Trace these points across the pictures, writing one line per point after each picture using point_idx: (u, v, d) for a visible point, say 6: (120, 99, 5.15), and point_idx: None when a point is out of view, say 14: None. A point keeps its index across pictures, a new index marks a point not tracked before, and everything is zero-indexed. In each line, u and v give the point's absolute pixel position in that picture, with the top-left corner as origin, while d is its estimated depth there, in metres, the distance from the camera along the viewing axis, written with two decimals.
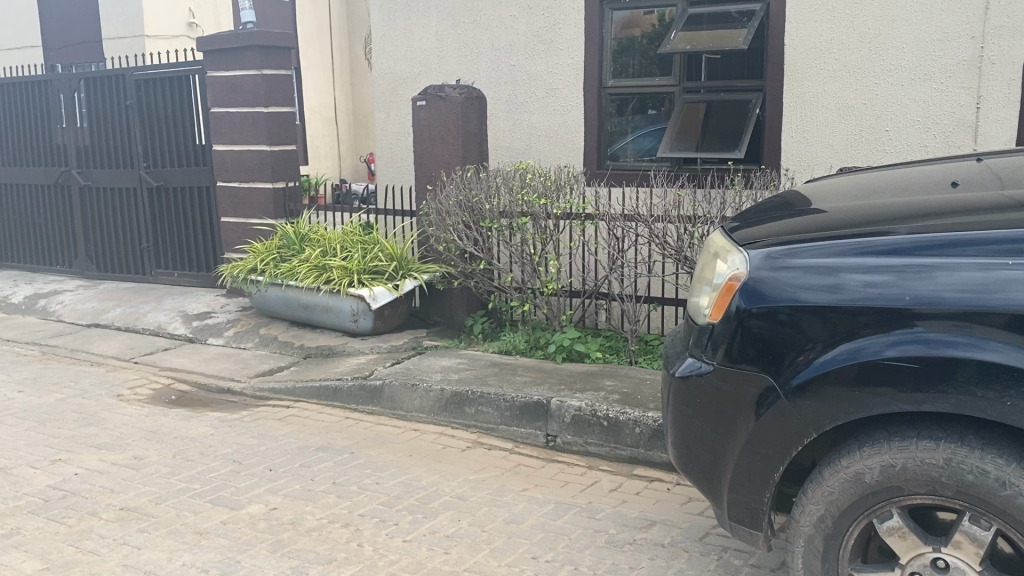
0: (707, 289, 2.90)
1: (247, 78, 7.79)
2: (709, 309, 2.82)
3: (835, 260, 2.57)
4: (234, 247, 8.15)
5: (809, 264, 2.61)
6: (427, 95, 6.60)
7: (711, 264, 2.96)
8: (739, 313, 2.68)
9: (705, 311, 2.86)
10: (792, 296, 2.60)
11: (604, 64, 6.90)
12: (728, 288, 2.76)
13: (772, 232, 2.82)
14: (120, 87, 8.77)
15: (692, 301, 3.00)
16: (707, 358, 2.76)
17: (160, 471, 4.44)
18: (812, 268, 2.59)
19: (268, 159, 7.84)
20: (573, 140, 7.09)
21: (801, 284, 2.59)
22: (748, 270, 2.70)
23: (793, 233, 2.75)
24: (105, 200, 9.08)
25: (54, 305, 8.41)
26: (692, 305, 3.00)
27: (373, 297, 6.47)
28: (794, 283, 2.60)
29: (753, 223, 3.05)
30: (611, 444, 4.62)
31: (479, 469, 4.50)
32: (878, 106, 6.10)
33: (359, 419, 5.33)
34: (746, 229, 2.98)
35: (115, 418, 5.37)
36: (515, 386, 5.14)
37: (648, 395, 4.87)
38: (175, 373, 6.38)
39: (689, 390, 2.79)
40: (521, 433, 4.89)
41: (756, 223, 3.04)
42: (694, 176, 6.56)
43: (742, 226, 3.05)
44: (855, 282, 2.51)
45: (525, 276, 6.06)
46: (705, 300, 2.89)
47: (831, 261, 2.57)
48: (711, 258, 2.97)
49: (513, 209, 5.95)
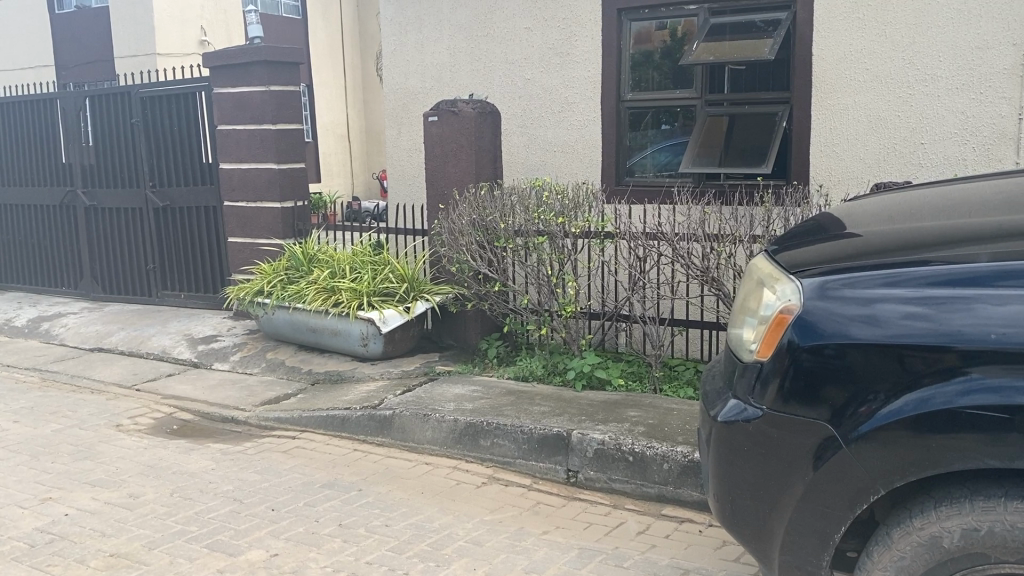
0: (753, 322, 2.59)
1: (255, 95, 7.58)
2: (757, 346, 2.51)
3: (896, 290, 2.27)
4: (241, 268, 7.91)
5: (863, 292, 2.31)
6: (439, 110, 6.35)
7: (755, 295, 2.64)
8: (793, 348, 2.36)
9: (752, 348, 2.54)
10: (849, 329, 2.30)
11: (622, 76, 6.62)
12: (778, 322, 2.44)
13: (828, 254, 2.52)
14: (126, 104, 8.57)
15: (735, 335, 2.69)
16: (755, 402, 2.44)
17: (155, 511, 4.16)
18: (867, 299, 2.30)
19: (276, 178, 7.61)
20: (591, 156, 6.81)
21: (854, 315, 2.29)
22: (800, 302, 2.39)
23: (852, 256, 2.44)
24: (111, 220, 8.87)
25: (57, 329, 8.18)
26: (735, 342, 2.69)
27: (383, 320, 6.20)
28: (851, 316, 2.30)
29: (801, 243, 2.76)
30: (637, 480, 4.31)
31: (496, 509, 4.20)
32: (912, 117, 5.79)
33: (368, 451, 5.04)
34: (795, 251, 2.66)
35: (111, 451, 5.10)
36: (533, 416, 4.83)
37: (675, 427, 4.56)
38: (177, 402, 6.11)
39: (733, 437, 2.48)
40: (540, 467, 4.58)
41: (804, 243, 2.74)
42: (720, 191, 6.26)
43: (789, 247, 2.75)
44: (915, 316, 2.21)
45: (542, 297, 5.77)
46: (751, 334, 2.58)
47: (891, 291, 2.27)
48: (756, 287, 2.66)
49: (529, 228, 5.68)
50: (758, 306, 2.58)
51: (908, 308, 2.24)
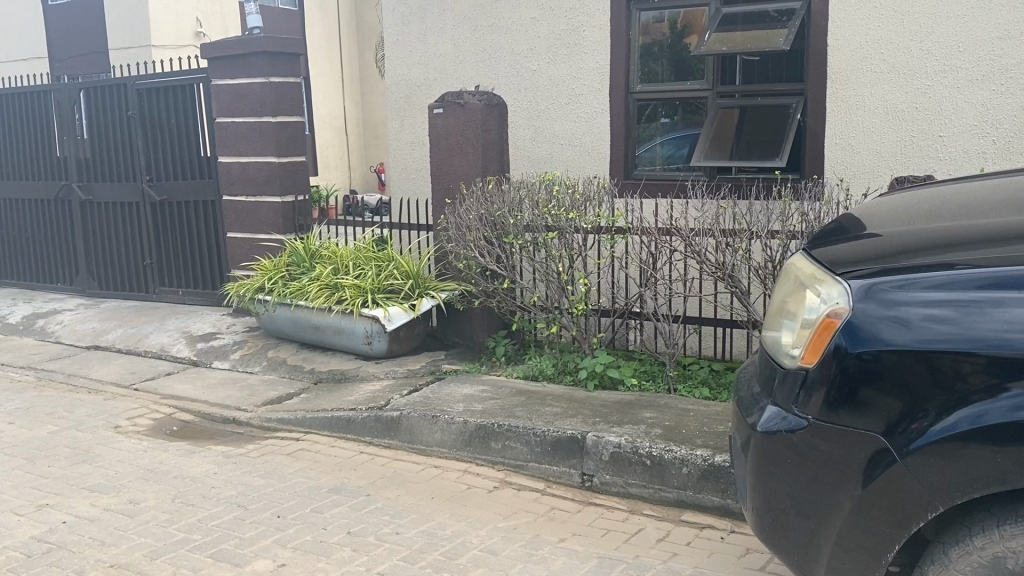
0: (795, 326, 2.44)
1: (254, 87, 7.41)
2: (801, 352, 2.36)
3: (949, 293, 2.13)
4: (241, 264, 7.75)
5: (902, 294, 2.18)
6: (444, 102, 6.18)
7: (797, 297, 2.49)
8: (842, 353, 2.22)
9: (795, 354, 2.39)
10: (878, 331, 2.18)
11: (631, 68, 6.48)
12: (824, 326, 2.29)
13: (875, 252, 2.36)
14: (122, 96, 8.38)
15: (775, 340, 2.54)
16: (799, 411, 2.30)
17: (157, 518, 4.01)
18: (903, 300, 2.17)
19: (276, 171, 7.44)
20: (599, 149, 6.66)
21: (888, 317, 2.17)
22: (850, 305, 2.24)
23: (904, 255, 2.29)
24: (107, 215, 8.70)
25: (53, 326, 8.01)
26: (775, 346, 2.53)
27: (388, 318, 6.05)
28: (878, 317, 2.18)
29: (842, 240, 2.60)
30: (655, 485, 4.18)
31: (510, 514, 4.07)
32: (930, 109, 5.64)
33: (375, 454, 4.89)
34: (837, 249, 2.51)
35: (110, 454, 4.95)
36: (545, 418, 4.69)
37: (694, 429, 4.42)
38: (177, 402, 5.96)
39: (775, 449, 2.34)
40: (554, 471, 4.44)
41: (846, 240, 2.59)
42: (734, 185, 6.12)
43: (831, 245, 2.59)
44: (966, 321, 2.09)
45: (552, 294, 5.62)
46: (793, 339, 2.43)
47: (943, 294, 2.13)
48: (797, 289, 2.51)
49: (538, 223, 5.53)
50: (801, 309, 2.43)
51: (958, 313, 2.11)
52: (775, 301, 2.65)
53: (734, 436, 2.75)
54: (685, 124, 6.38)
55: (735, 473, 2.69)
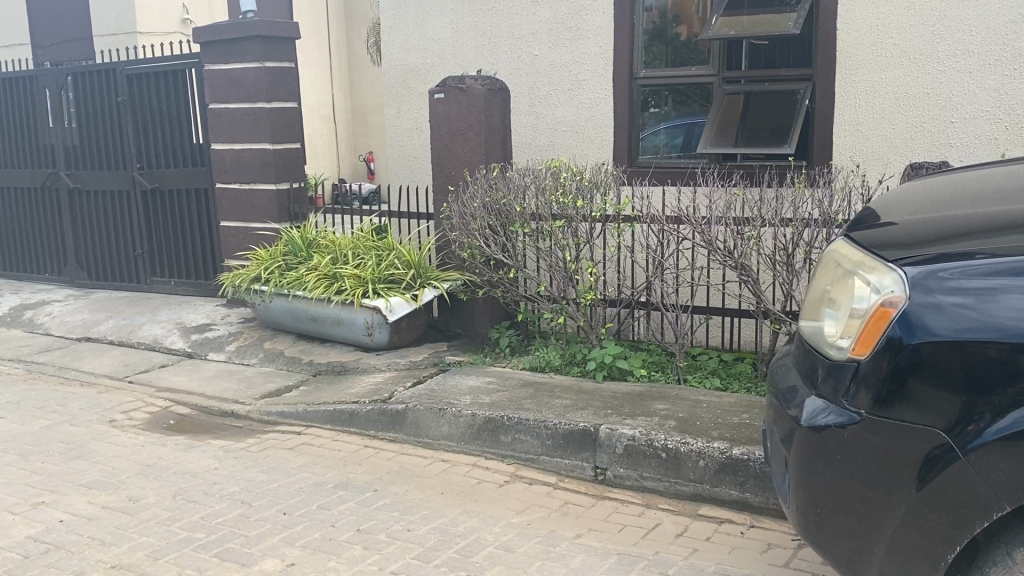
0: (844, 316, 2.41)
1: (248, 72, 7.23)
2: (851, 343, 2.33)
3: (1005, 280, 2.13)
4: (235, 254, 7.59)
5: (959, 282, 2.17)
6: (445, 87, 6.03)
7: (845, 287, 2.46)
8: (897, 345, 2.20)
9: (843, 345, 2.37)
10: (923, 318, 2.18)
11: (635, 53, 6.35)
12: (879, 316, 2.26)
13: (932, 243, 2.30)
14: (111, 82, 8.18)
15: (821, 331, 2.51)
16: (849, 404, 2.29)
17: (158, 516, 3.88)
18: (959, 288, 2.16)
19: (271, 158, 7.27)
20: (602, 135, 6.53)
21: (946, 306, 2.16)
22: (905, 294, 2.22)
23: (961, 250, 2.23)
24: (96, 204, 8.50)
25: (41, 318, 7.82)
26: (819, 338, 2.51)
27: (389, 309, 5.91)
28: (928, 305, 2.18)
29: (888, 228, 2.53)
30: (670, 478, 4.07)
31: (523, 510, 3.96)
32: (941, 95, 5.52)
33: (380, 448, 4.77)
34: (887, 239, 2.43)
35: (106, 449, 4.79)
36: (555, 410, 4.58)
37: (708, 421, 4.32)
38: (173, 395, 5.81)
39: (823, 445, 2.33)
40: (566, 465, 4.34)
41: (892, 228, 2.52)
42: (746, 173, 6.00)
43: (877, 233, 2.52)
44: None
45: (558, 284, 5.50)
46: (842, 329, 2.40)
47: (999, 282, 2.13)
48: (845, 278, 2.48)
49: (544, 211, 5.41)
50: (850, 300, 2.40)
51: (1016, 300, 2.11)
52: (820, 292, 2.62)
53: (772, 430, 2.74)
54: (677, 114, 6.33)
55: (775, 468, 2.68)
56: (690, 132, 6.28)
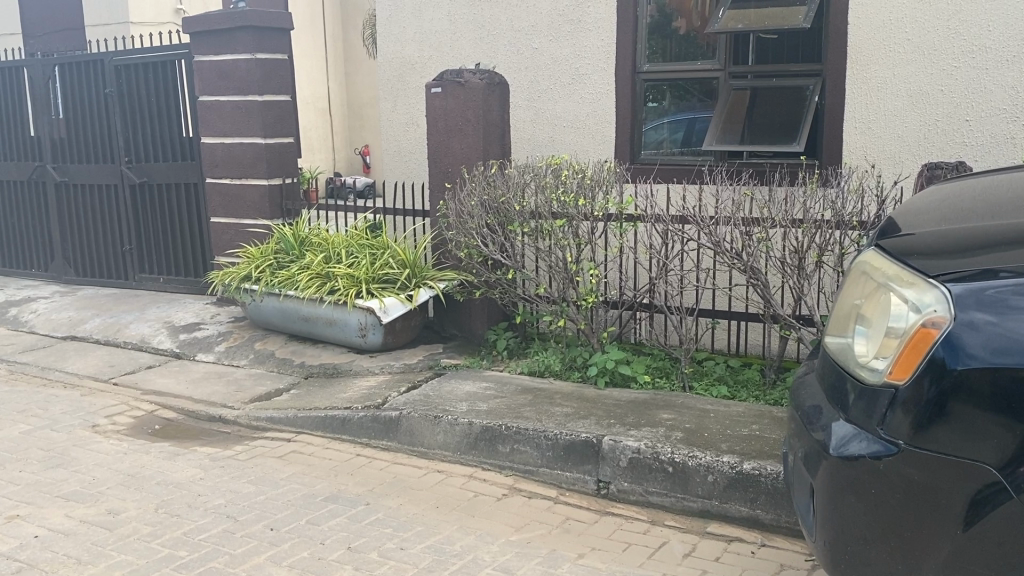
0: (879, 335, 2.22)
1: (240, 64, 7.01)
2: (887, 366, 2.14)
3: None
4: (225, 251, 7.38)
5: (1008, 301, 1.99)
6: (442, 80, 5.83)
7: (881, 303, 2.27)
8: (942, 369, 2.01)
9: (877, 367, 2.18)
10: (971, 340, 1.99)
11: (638, 46, 6.14)
12: (920, 337, 2.07)
13: (976, 257, 2.12)
14: (99, 72, 7.94)
15: (853, 350, 2.32)
16: (884, 433, 2.10)
17: (139, 532, 3.68)
18: (1009, 308, 1.98)
19: (263, 153, 7.06)
20: (603, 131, 6.33)
21: (996, 327, 1.97)
22: (950, 314, 2.03)
23: (1014, 266, 2.04)
24: (83, 198, 8.28)
25: (26, 315, 7.61)
26: (851, 357, 2.32)
27: (384, 310, 5.70)
28: (976, 326, 1.99)
29: (926, 238, 2.35)
30: (677, 493, 3.89)
31: (522, 526, 3.77)
32: (956, 91, 5.33)
33: (372, 457, 4.58)
34: (926, 253, 2.23)
35: (87, 457, 4.59)
36: (556, 419, 4.39)
37: (716, 432, 4.13)
38: (158, 398, 5.60)
39: (855, 476, 2.14)
40: (567, 477, 4.15)
41: (931, 238, 2.33)
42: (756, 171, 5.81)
43: (915, 244, 2.33)
44: None
45: (558, 286, 5.31)
46: (877, 349, 2.20)
47: None
48: (880, 292, 2.29)
49: (545, 210, 5.21)
50: (885, 317, 2.21)
51: None
52: (852, 306, 2.43)
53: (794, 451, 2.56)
54: (676, 109, 6.15)
55: (799, 493, 2.50)
56: (689, 128, 6.11)
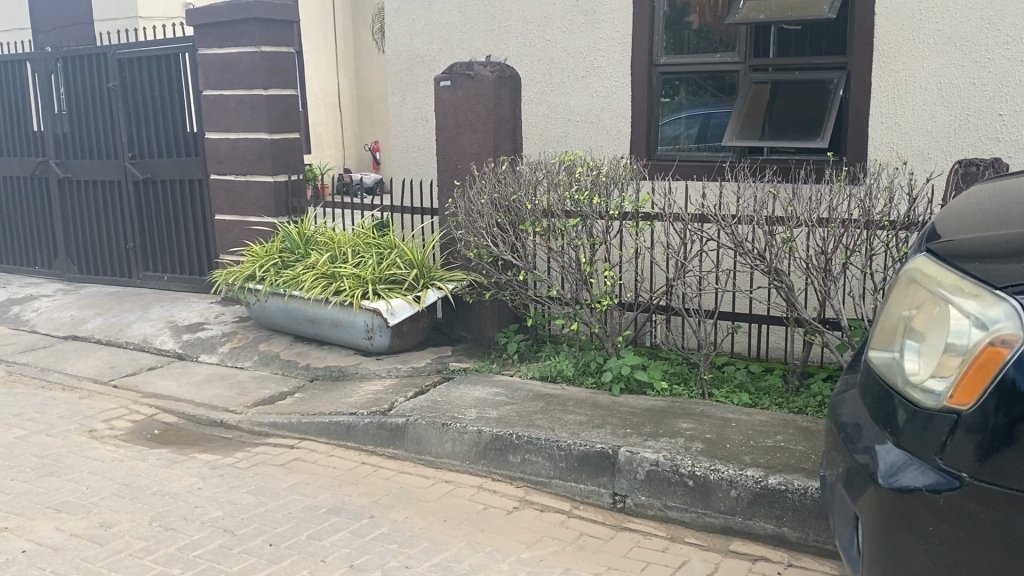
0: (938, 352, 2.02)
1: (244, 57, 6.83)
2: (948, 389, 1.95)
3: None
4: (230, 249, 7.21)
5: None
6: (452, 73, 5.64)
7: (937, 317, 2.07)
8: (1014, 395, 1.82)
9: (936, 389, 1.99)
10: None
11: (655, 39, 5.92)
12: (986, 358, 1.88)
13: None
14: (102, 66, 7.78)
15: (907, 367, 2.13)
16: (944, 463, 1.91)
17: (131, 547, 3.50)
18: None
19: (267, 149, 6.88)
20: (618, 126, 6.11)
21: None
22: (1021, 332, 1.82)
23: None
24: (86, 194, 8.12)
25: (28, 314, 7.45)
26: (903, 376, 2.13)
27: (390, 311, 5.52)
28: None
29: (983, 243, 2.13)
30: (697, 509, 3.69)
31: (534, 543, 3.58)
32: (988, 85, 5.08)
33: (378, 466, 4.39)
34: (984, 260, 2.02)
35: (82, 464, 4.42)
36: (569, 428, 4.19)
37: (739, 444, 3.93)
38: (158, 402, 5.43)
39: (910, 510, 1.95)
40: (582, 490, 3.95)
41: (989, 242, 2.11)
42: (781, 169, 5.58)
43: (972, 248, 2.10)
44: None
45: (573, 289, 5.10)
46: (936, 369, 2.01)
47: None
48: (935, 304, 2.09)
49: (559, 209, 4.99)
50: (944, 333, 2.02)
51: None
52: (902, 318, 2.23)
53: (834, 472, 2.37)
54: (691, 104, 5.94)
55: (839, 517, 2.31)
56: (704, 122, 5.90)
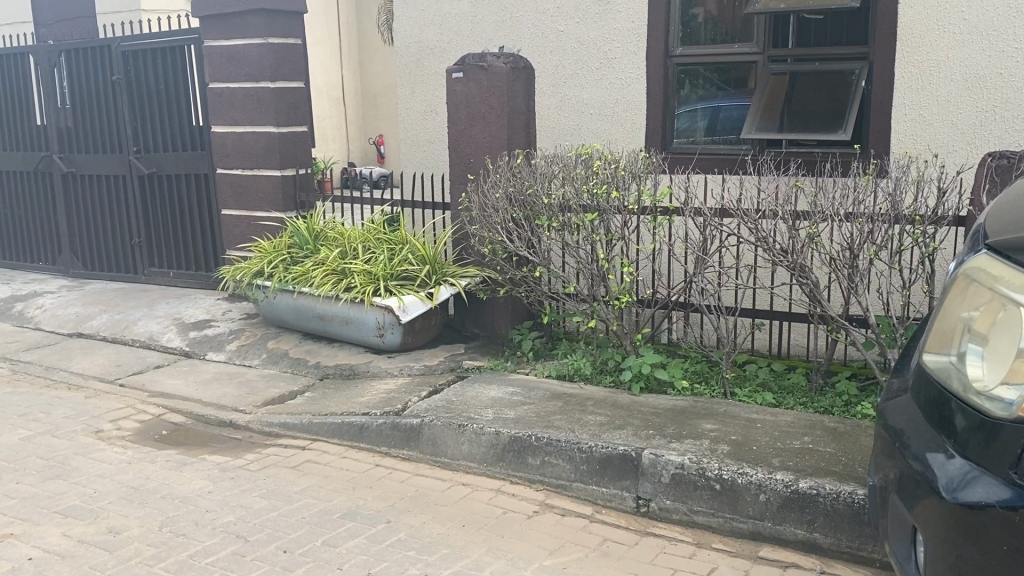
0: (1009, 358, 1.92)
1: (251, 48, 6.70)
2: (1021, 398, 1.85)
3: None
4: (237, 245, 7.10)
5: None
6: (465, 65, 5.50)
7: (1004, 321, 1.96)
8: None
9: (1007, 397, 1.89)
10: None
11: (672, 29, 5.78)
12: None
13: None
14: (106, 58, 7.65)
15: (971, 372, 2.02)
16: (1017, 478, 1.82)
17: (141, 554, 3.39)
18: None
19: (275, 143, 6.76)
20: (633, 118, 5.98)
21: None
22: None
23: None
24: (90, 189, 8.00)
25: (31, 311, 7.34)
26: (965, 381, 2.03)
27: (403, 309, 5.38)
28: None
29: None
30: (725, 513, 3.57)
31: (557, 549, 3.46)
32: (1016, 75, 4.93)
33: (392, 468, 4.27)
34: None
35: (89, 467, 4.31)
36: (590, 429, 4.07)
37: (766, 446, 3.81)
38: (166, 401, 5.32)
39: (980, 526, 1.86)
40: (604, 493, 3.84)
41: None
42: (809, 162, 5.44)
43: None
44: None
45: (590, 285, 4.97)
46: (1007, 376, 1.91)
47: None
48: (1002, 307, 1.98)
49: (576, 204, 4.87)
50: (1015, 338, 1.91)
51: None
52: (961, 320, 2.13)
53: (885, 479, 2.26)
54: (706, 96, 5.82)
55: (892, 526, 2.21)
56: (713, 115, 5.81)
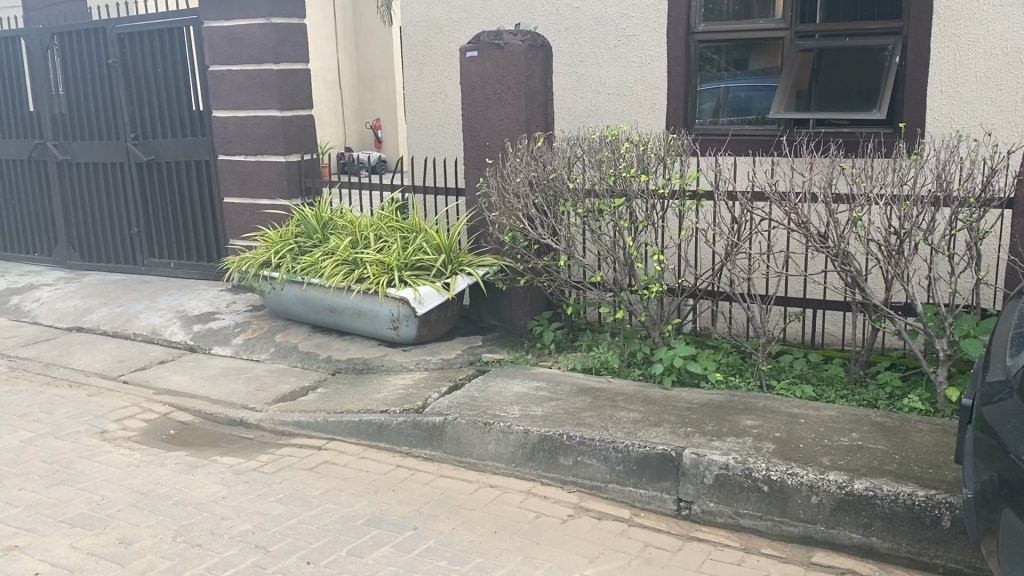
0: None
1: (253, 29, 6.45)
2: None
3: None
4: (242, 234, 6.86)
5: None
6: (479, 43, 5.24)
7: None
8: None
9: None
10: None
11: (694, 4, 5.51)
12: None
13: None
14: (101, 41, 7.36)
15: None
16: None
17: (155, 568, 3.18)
18: None
19: (280, 127, 6.52)
20: (653, 98, 5.72)
21: None
22: None
23: None
24: (87, 177, 7.74)
25: (28, 304, 7.09)
26: None
27: (419, 300, 5.17)
28: None
29: None
30: (774, 517, 3.37)
31: (597, 557, 3.26)
32: None
33: (415, 470, 4.06)
34: None
35: (95, 471, 4.09)
36: (624, 427, 3.86)
37: (813, 443, 3.60)
38: (172, 398, 5.10)
39: None
40: (642, 495, 3.63)
41: None
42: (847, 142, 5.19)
43: None
44: None
45: (616, 274, 4.75)
46: None
47: None
48: None
49: (602, 188, 4.63)
50: None
51: None
52: None
53: (987, 484, 2.20)
54: (730, 75, 5.56)
55: (999, 532, 2.15)
56: (738, 95, 5.56)
